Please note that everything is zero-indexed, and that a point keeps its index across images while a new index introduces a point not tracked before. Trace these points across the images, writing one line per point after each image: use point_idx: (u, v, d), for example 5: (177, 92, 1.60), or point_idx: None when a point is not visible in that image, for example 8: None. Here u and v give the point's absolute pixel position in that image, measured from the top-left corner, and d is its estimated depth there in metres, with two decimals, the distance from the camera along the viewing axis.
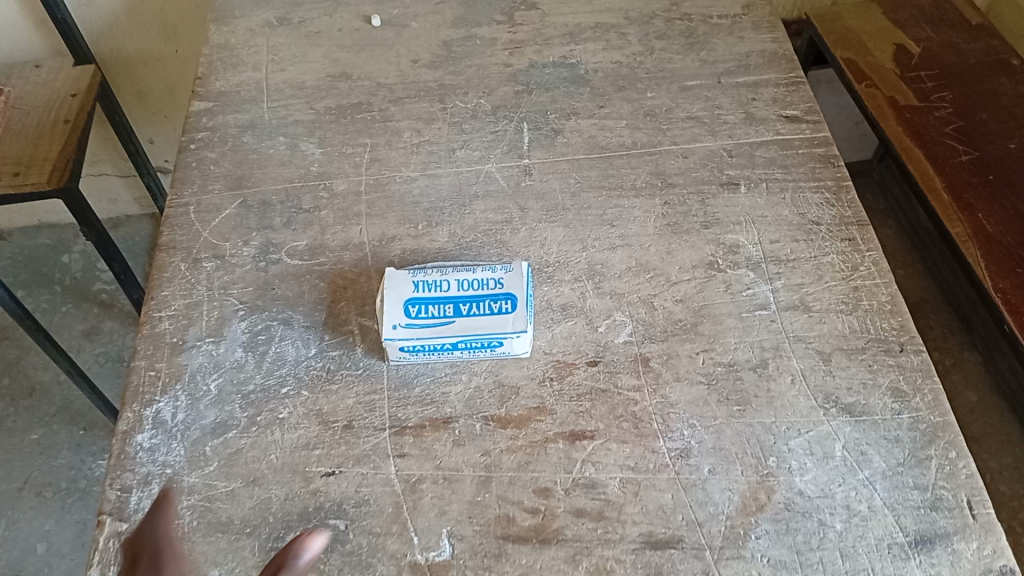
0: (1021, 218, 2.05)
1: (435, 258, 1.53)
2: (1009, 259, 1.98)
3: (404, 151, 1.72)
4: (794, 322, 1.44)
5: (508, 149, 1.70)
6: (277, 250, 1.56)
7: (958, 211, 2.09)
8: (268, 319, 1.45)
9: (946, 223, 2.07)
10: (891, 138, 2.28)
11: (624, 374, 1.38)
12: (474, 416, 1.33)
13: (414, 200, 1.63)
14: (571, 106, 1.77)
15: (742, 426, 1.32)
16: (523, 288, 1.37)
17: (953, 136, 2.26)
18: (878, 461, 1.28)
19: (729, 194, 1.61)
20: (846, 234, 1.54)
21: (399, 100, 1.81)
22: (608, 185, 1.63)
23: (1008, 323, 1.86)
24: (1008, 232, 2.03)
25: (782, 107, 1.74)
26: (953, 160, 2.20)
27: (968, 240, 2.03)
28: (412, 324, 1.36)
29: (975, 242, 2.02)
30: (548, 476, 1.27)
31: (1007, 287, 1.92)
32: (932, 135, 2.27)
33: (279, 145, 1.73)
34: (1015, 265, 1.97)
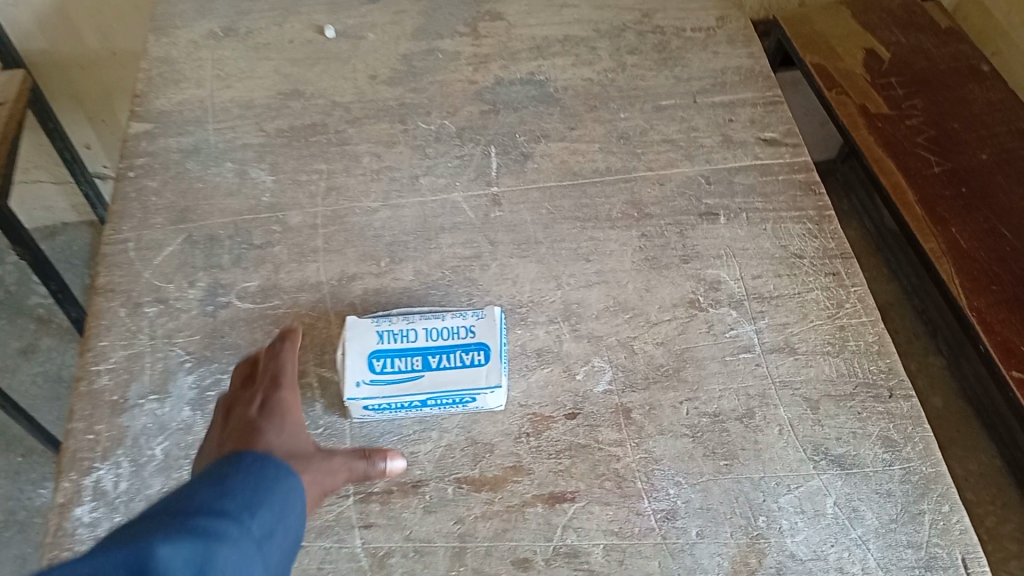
0: (994, 232, 2.01)
1: (399, 299, 1.43)
2: (983, 276, 1.94)
3: (364, 178, 1.60)
4: (780, 367, 1.36)
5: (475, 175, 1.60)
6: (225, 292, 1.44)
7: (931, 226, 2.04)
8: (217, 372, 1.35)
9: (920, 238, 2.02)
10: (862, 148, 2.21)
11: (605, 427, 1.30)
12: (445, 479, 1.25)
13: (376, 233, 1.52)
14: (541, 128, 1.68)
15: (729, 483, 1.25)
16: (497, 338, 1.28)
17: (925, 146, 2.20)
18: (870, 518, 1.22)
19: (708, 225, 1.52)
20: (830, 268, 1.48)
21: (356, 122, 1.69)
22: (582, 216, 1.54)
23: (984, 343, 1.82)
24: (983, 248, 1.99)
25: (760, 129, 1.67)
26: (925, 171, 2.14)
27: (943, 254, 1.99)
28: (377, 380, 1.26)
29: (950, 257, 1.98)
30: (527, 545, 1.19)
31: (983, 305, 1.89)
32: (904, 145, 2.20)
33: (227, 172, 1.60)
34: (989, 282, 1.93)
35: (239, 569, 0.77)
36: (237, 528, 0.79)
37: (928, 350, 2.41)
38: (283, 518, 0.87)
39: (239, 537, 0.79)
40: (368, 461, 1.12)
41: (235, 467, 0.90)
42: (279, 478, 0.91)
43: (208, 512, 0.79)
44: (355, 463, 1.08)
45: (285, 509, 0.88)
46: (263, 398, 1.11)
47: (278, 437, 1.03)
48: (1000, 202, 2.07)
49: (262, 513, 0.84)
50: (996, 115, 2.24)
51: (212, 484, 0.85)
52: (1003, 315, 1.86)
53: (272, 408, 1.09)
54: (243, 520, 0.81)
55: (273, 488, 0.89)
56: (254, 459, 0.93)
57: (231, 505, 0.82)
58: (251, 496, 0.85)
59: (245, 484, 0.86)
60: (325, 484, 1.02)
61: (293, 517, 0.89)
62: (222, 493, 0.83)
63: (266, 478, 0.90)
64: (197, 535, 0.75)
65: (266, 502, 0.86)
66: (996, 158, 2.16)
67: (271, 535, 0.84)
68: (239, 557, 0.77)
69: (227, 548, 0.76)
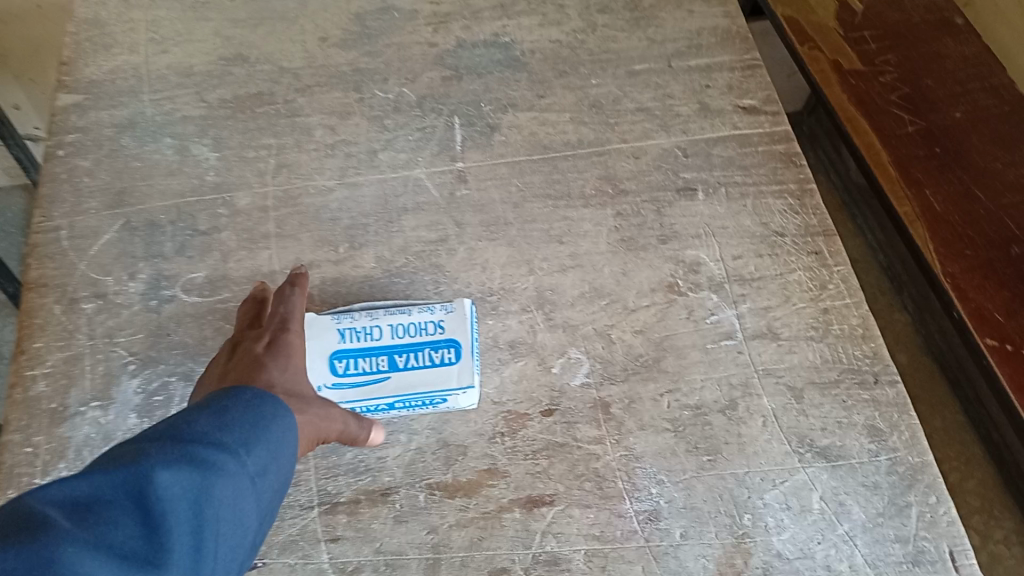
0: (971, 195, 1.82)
1: (361, 289, 1.34)
2: (957, 240, 1.76)
3: (317, 154, 1.49)
4: (762, 354, 1.31)
5: (439, 149, 1.50)
6: (170, 284, 1.34)
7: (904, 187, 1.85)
8: (165, 374, 1.25)
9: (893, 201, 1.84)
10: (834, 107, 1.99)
11: (583, 424, 1.24)
12: (416, 485, 1.18)
13: (333, 216, 1.42)
14: (507, 95, 1.57)
15: (713, 480, 1.20)
16: (468, 335, 1.20)
17: (898, 104, 1.98)
18: (857, 513, 1.18)
19: (686, 201, 1.45)
20: (813, 247, 1.41)
21: (307, 90, 1.57)
22: (554, 193, 1.45)
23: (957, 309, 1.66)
24: (957, 210, 1.80)
25: (738, 96, 1.58)
26: (899, 131, 1.93)
27: (916, 217, 1.81)
28: (340, 384, 1.18)
29: (923, 222, 1.79)
30: (505, 554, 1.14)
31: (957, 270, 1.72)
32: (878, 103, 1.98)
33: (166, 149, 1.48)
34: (964, 247, 1.75)
35: (231, 502, 0.78)
36: (234, 462, 0.80)
37: (893, 305, 2.19)
38: (277, 455, 0.86)
39: (235, 472, 0.79)
40: (359, 419, 1.11)
41: (237, 398, 0.88)
42: (279, 415, 0.89)
43: (206, 442, 0.79)
44: (351, 419, 1.08)
45: (281, 448, 0.87)
46: (270, 336, 1.08)
47: (281, 375, 1.01)
48: (973, 162, 1.87)
49: (260, 452, 0.83)
50: (970, 70, 2.02)
51: (210, 413, 0.84)
52: (977, 280, 1.69)
53: (281, 347, 1.06)
54: (239, 456, 0.81)
55: (272, 425, 0.87)
56: (254, 395, 0.90)
57: (228, 438, 0.81)
58: (249, 431, 0.84)
59: (246, 417, 0.86)
60: (318, 428, 1.01)
61: (288, 456, 0.88)
62: (220, 426, 0.82)
63: (266, 414, 0.88)
64: (195, 466, 0.75)
65: (263, 439, 0.85)
66: (970, 115, 1.94)
67: (265, 472, 0.84)
68: (233, 491, 0.78)
69: (222, 482, 0.77)
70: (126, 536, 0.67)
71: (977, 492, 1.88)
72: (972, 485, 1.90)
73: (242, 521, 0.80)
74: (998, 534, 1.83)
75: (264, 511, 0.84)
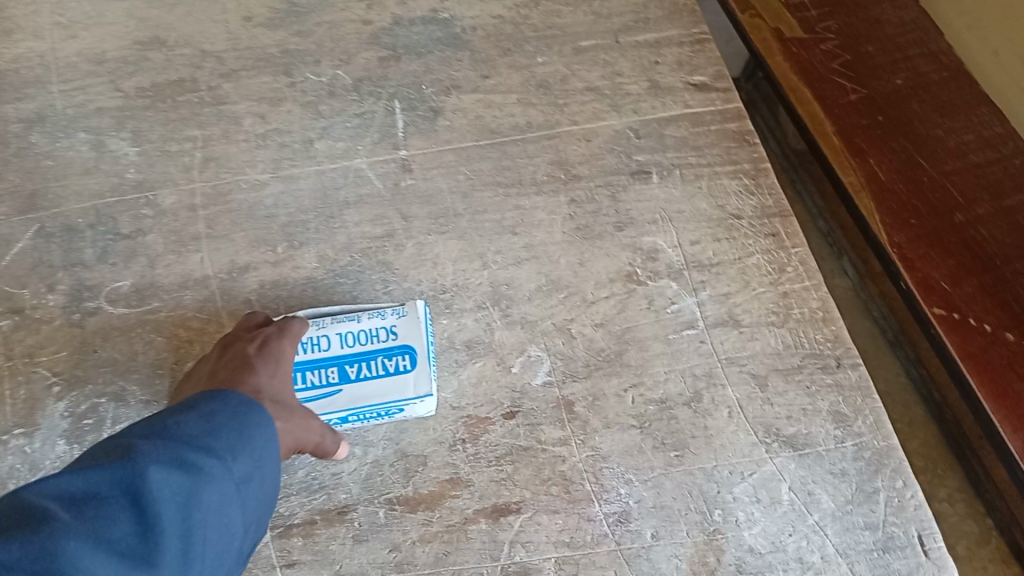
0: (915, 162, 1.70)
1: (304, 292, 1.26)
2: (904, 209, 1.66)
3: (247, 145, 1.38)
4: (724, 342, 1.27)
5: (380, 137, 1.41)
6: (93, 295, 1.23)
7: (849, 157, 1.72)
8: (95, 395, 1.16)
9: (837, 170, 1.71)
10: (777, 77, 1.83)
11: (547, 425, 1.19)
12: (375, 501, 1.12)
13: (268, 213, 1.32)
14: (449, 76, 1.49)
15: (682, 476, 1.17)
16: (422, 340, 1.13)
17: (840, 72, 1.82)
18: (826, 501, 1.17)
19: (641, 185, 1.40)
20: (770, 228, 1.38)
21: (232, 75, 1.46)
22: (504, 180, 1.39)
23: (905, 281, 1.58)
24: (902, 179, 1.68)
25: (688, 72, 1.53)
26: (841, 100, 1.78)
27: (861, 187, 1.69)
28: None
29: (869, 192, 1.68)
30: (472, 568, 1.09)
31: (904, 240, 1.62)
32: (818, 71, 1.83)
33: (80, 145, 1.36)
34: (910, 216, 1.65)
35: (217, 508, 0.77)
36: (221, 468, 0.78)
37: (834, 271, 1.98)
38: (266, 462, 0.83)
39: (223, 478, 0.77)
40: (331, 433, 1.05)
41: (225, 401, 0.84)
42: (266, 423, 0.85)
43: (194, 446, 0.77)
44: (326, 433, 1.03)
45: (268, 456, 0.84)
46: (263, 337, 1.04)
47: (269, 382, 0.98)
48: (917, 129, 1.73)
49: (248, 458, 0.81)
50: (909, 34, 1.86)
51: (198, 414, 0.81)
52: (922, 250, 1.60)
53: (273, 350, 1.03)
54: (227, 462, 0.78)
55: (256, 435, 0.83)
56: (241, 400, 0.85)
57: (217, 443, 0.79)
58: (237, 436, 0.81)
59: (233, 423, 0.82)
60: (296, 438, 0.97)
61: (275, 463, 0.85)
62: (209, 430, 0.80)
63: (252, 422, 0.83)
64: (184, 469, 0.74)
65: (250, 447, 0.82)
66: (912, 82, 1.79)
67: (252, 479, 0.81)
68: (218, 497, 0.77)
69: (210, 487, 0.76)
70: (121, 534, 0.68)
71: (922, 453, 1.74)
72: (916, 447, 1.75)
73: (230, 528, 0.78)
74: (941, 493, 1.70)
75: (252, 518, 0.82)
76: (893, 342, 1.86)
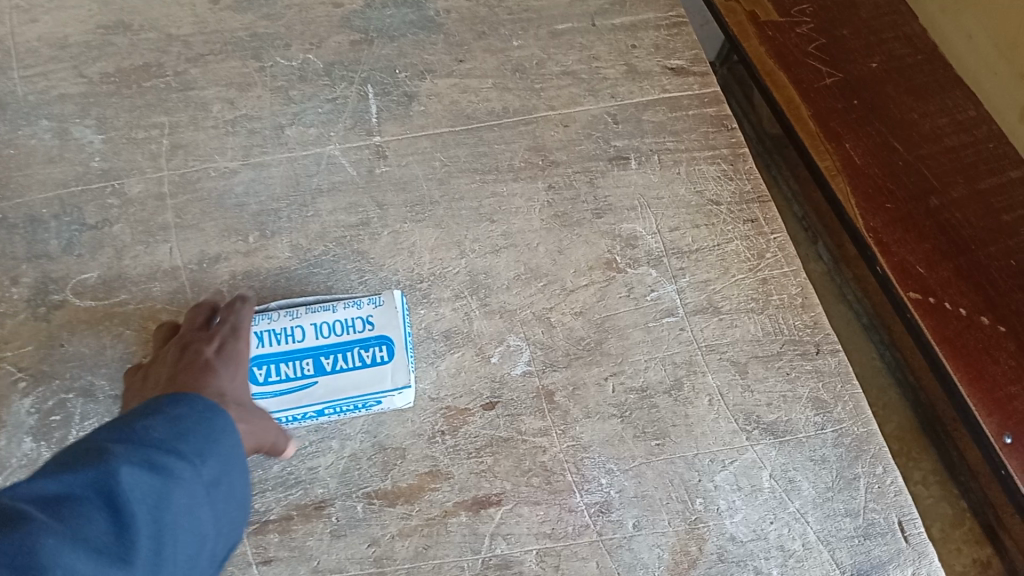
0: (891, 147, 1.69)
1: (276, 283, 1.23)
2: (879, 193, 1.65)
3: (216, 131, 1.35)
4: (704, 329, 1.26)
5: (353, 122, 1.38)
6: (58, 288, 1.20)
7: (825, 141, 1.71)
8: (62, 391, 1.12)
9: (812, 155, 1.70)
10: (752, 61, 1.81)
11: (527, 415, 1.18)
12: (353, 495, 1.11)
13: (238, 201, 1.29)
14: (423, 60, 1.46)
15: (663, 465, 1.16)
16: (400, 330, 1.11)
17: (816, 56, 1.81)
18: (807, 488, 1.17)
19: (619, 171, 1.38)
20: (748, 214, 1.37)
21: (199, 59, 1.41)
22: (481, 167, 1.36)
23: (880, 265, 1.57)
24: (877, 163, 1.68)
25: (665, 56, 1.51)
26: (817, 85, 1.77)
27: (837, 171, 1.67)
28: (262, 393, 1.08)
29: (845, 175, 1.67)
30: (453, 562, 1.08)
31: (880, 224, 1.62)
32: (794, 55, 1.81)
33: (43, 133, 1.32)
34: (886, 200, 1.64)
35: (187, 512, 0.73)
36: (189, 470, 0.75)
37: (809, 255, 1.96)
38: (234, 466, 0.80)
39: (191, 481, 0.74)
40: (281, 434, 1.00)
41: (190, 406, 0.81)
42: (231, 429, 0.82)
43: (163, 449, 0.74)
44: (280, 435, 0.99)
45: (234, 461, 0.81)
46: (220, 340, 1.00)
47: (232, 384, 0.93)
48: (892, 113, 1.73)
49: (217, 461, 0.78)
50: (883, 17, 1.86)
51: (165, 419, 0.77)
52: (898, 234, 1.60)
53: (232, 352, 0.98)
54: (195, 466, 0.75)
55: (224, 440, 0.80)
56: (207, 405, 0.81)
57: (185, 446, 0.76)
58: (204, 441, 0.78)
59: (200, 428, 0.79)
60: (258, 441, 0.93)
61: (242, 469, 0.82)
62: (178, 433, 0.76)
63: (219, 427, 0.80)
64: (153, 471, 0.71)
65: (218, 450, 0.78)
66: (886, 65, 1.79)
67: (220, 483, 0.78)
68: (188, 501, 0.73)
69: (180, 489, 0.73)
70: (96, 532, 0.65)
71: (896, 436, 1.73)
72: (891, 431, 1.74)
73: (199, 532, 0.75)
74: (916, 475, 1.70)
75: (221, 525, 0.79)
76: (868, 325, 1.85)
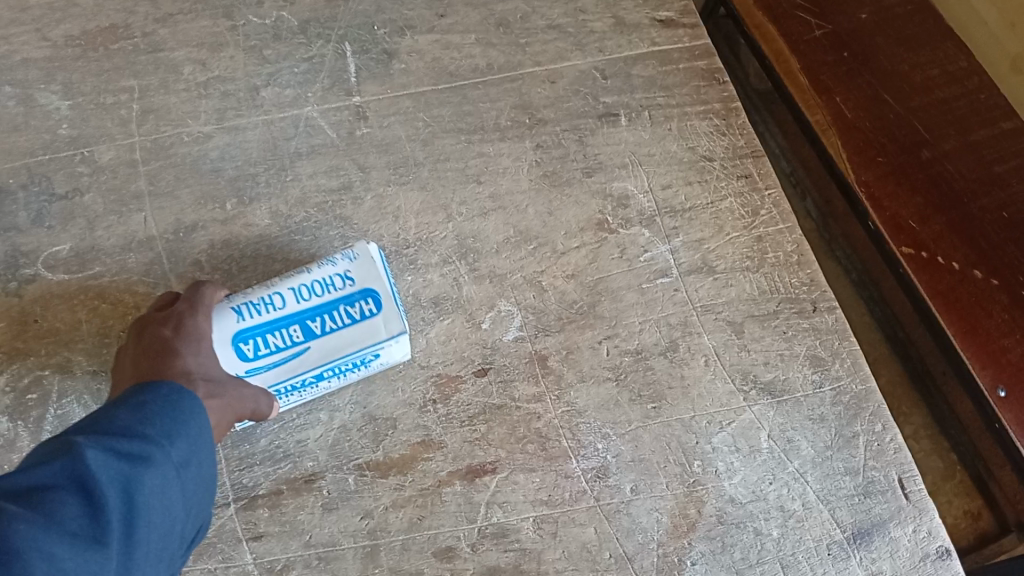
0: (882, 99, 1.65)
1: (257, 251, 1.19)
2: (870, 146, 1.61)
3: (188, 94, 1.29)
4: (699, 290, 1.24)
5: (331, 82, 1.32)
6: (30, 261, 1.15)
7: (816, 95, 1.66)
8: (38, 368, 1.09)
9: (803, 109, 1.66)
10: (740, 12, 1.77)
11: (520, 382, 1.15)
12: (343, 468, 1.08)
13: (214, 167, 1.24)
14: (403, 16, 1.40)
15: (660, 428, 1.14)
16: (384, 281, 1.02)
17: (805, 6, 1.75)
18: (806, 448, 1.15)
19: (609, 128, 1.34)
20: (741, 170, 1.34)
21: (168, 19, 1.35)
22: (466, 126, 1.32)
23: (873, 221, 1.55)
24: (868, 116, 1.64)
25: (654, 7, 1.46)
26: (806, 37, 1.71)
27: (828, 126, 1.63)
28: (256, 370, 1.01)
29: (836, 130, 1.63)
30: (449, 531, 1.06)
31: (872, 177, 1.59)
32: (783, 6, 1.76)
33: (7, 99, 1.26)
34: (877, 154, 1.61)
35: (160, 492, 0.71)
36: (159, 452, 0.72)
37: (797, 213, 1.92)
38: (203, 447, 0.78)
39: (163, 461, 0.72)
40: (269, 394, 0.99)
41: (154, 391, 0.78)
42: (200, 410, 0.80)
43: (128, 435, 0.71)
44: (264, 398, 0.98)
45: (204, 441, 0.79)
46: (176, 318, 0.95)
47: (198, 361, 0.91)
48: (882, 66, 1.68)
49: (185, 442, 0.76)
50: None
51: (130, 406, 0.75)
52: (891, 188, 1.57)
53: (191, 330, 0.94)
54: (164, 447, 0.73)
55: (191, 421, 0.77)
56: (170, 389, 0.79)
57: (152, 429, 0.74)
58: (171, 422, 0.76)
59: (166, 410, 0.76)
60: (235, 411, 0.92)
61: (211, 448, 0.80)
62: (143, 417, 0.74)
63: (184, 408, 0.78)
64: (121, 456, 0.69)
65: (186, 431, 0.76)
66: (877, 16, 1.73)
67: (191, 464, 0.76)
68: (161, 481, 0.71)
69: (151, 471, 0.71)
70: (69, 517, 0.63)
71: (888, 392, 1.71)
72: (883, 387, 1.72)
73: (172, 512, 0.73)
74: (907, 430, 1.69)
75: (193, 505, 0.77)
76: (857, 281, 1.81)
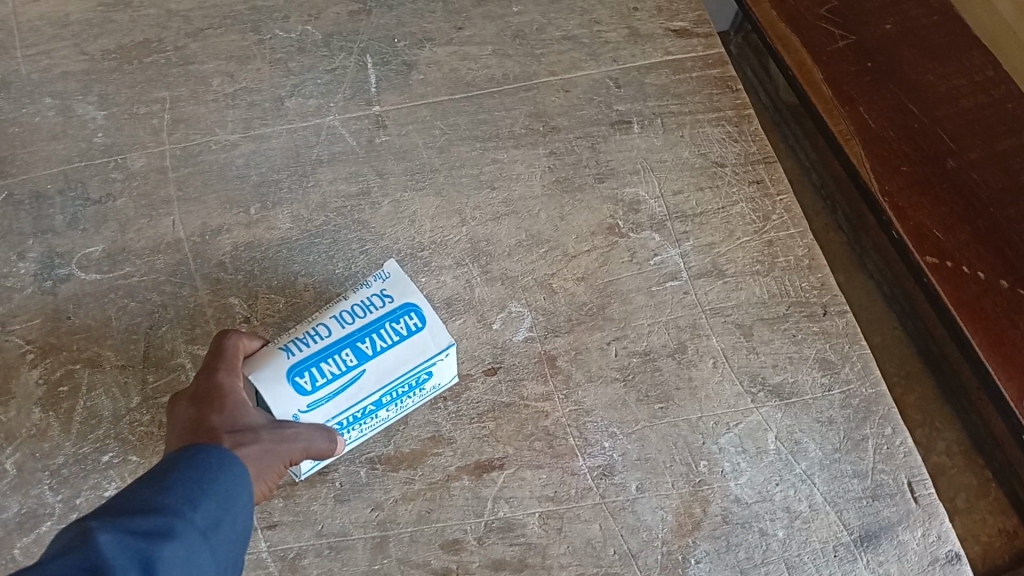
0: (905, 109, 1.65)
1: (278, 253, 1.23)
2: (894, 155, 1.61)
3: (216, 104, 1.35)
4: (708, 293, 1.25)
5: (352, 93, 1.37)
6: (64, 262, 1.21)
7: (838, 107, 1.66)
8: (69, 361, 1.14)
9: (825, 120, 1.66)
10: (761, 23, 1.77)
11: (529, 380, 1.18)
12: (356, 461, 1.11)
13: (238, 174, 1.29)
14: (423, 29, 1.45)
15: (667, 428, 1.16)
16: (420, 291, 1.01)
17: (828, 18, 1.75)
18: (813, 450, 1.16)
19: (622, 135, 1.37)
20: (754, 175, 1.35)
21: (199, 34, 1.42)
22: (481, 134, 1.35)
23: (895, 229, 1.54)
24: (891, 125, 1.63)
25: (669, 18, 1.49)
26: (829, 48, 1.72)
27: (851, 135, 1.63)
28: (316, 403, 0.97)
29: (859, 139, 1.63)
30: (456, 525, 1.09)
31: (895, 188, 1.58)
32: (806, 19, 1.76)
33: (47, 110, 1.33)
34: (901, 163, 1.60)
35: (187, 562, 0.71)
36: (181, 521, 0.73)
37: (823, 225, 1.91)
38: (231, 506, 0.79)
39: (187, 530, 0.73)
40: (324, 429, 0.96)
41: (174, 463, 0.80)
42: (224, 466, 0.81)
43: (145, 512, 0.72)
44: (314, 431, 0.95)
45: (232, 498, 0.80)
46: (196, 386, 0.95)
47: (223, 420, 0.90)
48: (908, 76, 1.68)
49: (209, 504, 0.77)
50: None
51: (149, 481, 0.76)
52: (914, 197, 1.56)
53: (210, 391, 0.94)
54: (184, 514, 0.74)
55: (215, 481, 0.79)
56: (191, 455, 0.81)
57: (171, 498, 0.75)
58: (193, 487, 0.77)
59: (188, 475, 0.78)
60: (280, 453, 0.91)
61: (242, 503, 0.81)
62: (161, 489, 0.75)
63: (206, 470, 0.79)
64: (137, 534, 0.69)
65: (209, 492, 0.77)
66: (902, 26, 1.73)
67: (219, 525, 0.77)
68: (186, 550, 0.72)
69: (175, 542, 0.71)
70: None
71: (917, 405, 1.68)
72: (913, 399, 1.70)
73: None
74: (938, 445, 1.65)
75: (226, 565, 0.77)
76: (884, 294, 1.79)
